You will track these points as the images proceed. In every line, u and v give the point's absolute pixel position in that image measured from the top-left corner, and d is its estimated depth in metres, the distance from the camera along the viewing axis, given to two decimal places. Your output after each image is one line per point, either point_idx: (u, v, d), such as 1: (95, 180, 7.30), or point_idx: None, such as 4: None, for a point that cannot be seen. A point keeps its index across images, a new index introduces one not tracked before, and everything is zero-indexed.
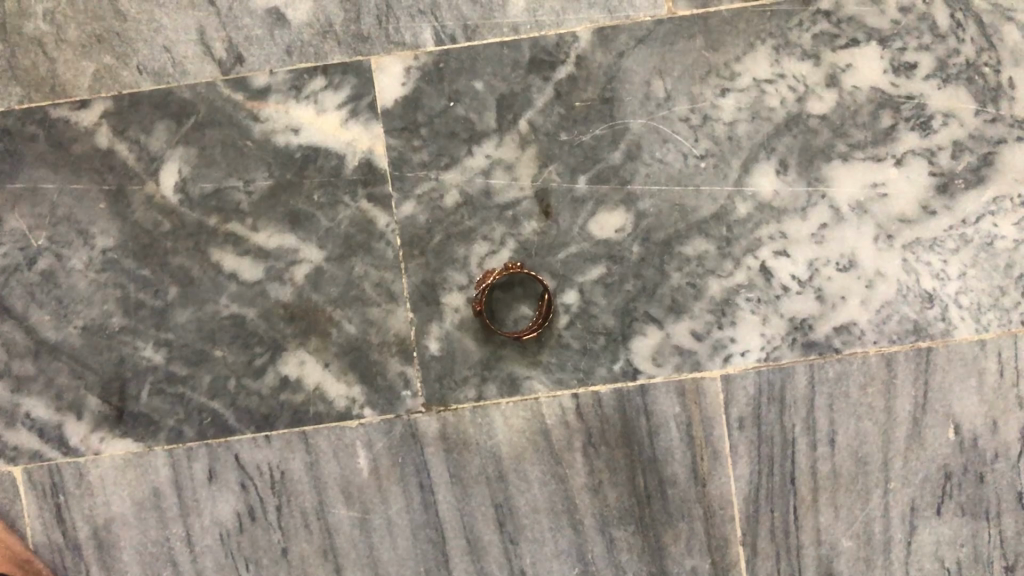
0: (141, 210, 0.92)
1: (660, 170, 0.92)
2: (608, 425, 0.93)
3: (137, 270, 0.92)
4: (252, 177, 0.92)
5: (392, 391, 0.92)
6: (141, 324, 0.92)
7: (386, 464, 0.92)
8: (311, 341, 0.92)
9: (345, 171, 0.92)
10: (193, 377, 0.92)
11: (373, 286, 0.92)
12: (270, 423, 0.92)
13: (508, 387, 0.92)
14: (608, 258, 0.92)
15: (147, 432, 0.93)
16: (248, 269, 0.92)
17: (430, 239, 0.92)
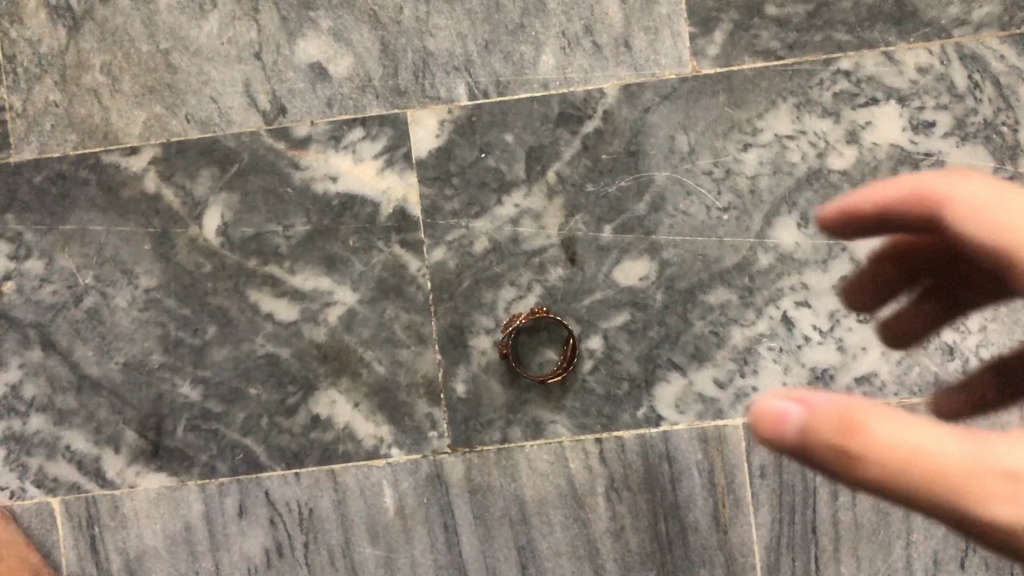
0: (184, 252, 0.96)
1: (683, 221, 0.94)
2: (630, 470, 0.94)
3: (178, 309, 0.96)
4: (291, 222, 0.96)
5: (419, 431, 0.94)
6: (180, 361, 0.96)
7: (412, 504, 0.94)
8: (342, 381, 0.95)
9: (379, 218, 0.95)
10: (228, 415, 0.95)
11: (403, 328, 0.95)
12: (300, 460, 0.95)
13: (533, 430, 0.94)
14: (632, 305, 0.94)
15: (181, 467, 0.95)
16: (284, 310, 0.95)
17: (460, 284, 0.95)
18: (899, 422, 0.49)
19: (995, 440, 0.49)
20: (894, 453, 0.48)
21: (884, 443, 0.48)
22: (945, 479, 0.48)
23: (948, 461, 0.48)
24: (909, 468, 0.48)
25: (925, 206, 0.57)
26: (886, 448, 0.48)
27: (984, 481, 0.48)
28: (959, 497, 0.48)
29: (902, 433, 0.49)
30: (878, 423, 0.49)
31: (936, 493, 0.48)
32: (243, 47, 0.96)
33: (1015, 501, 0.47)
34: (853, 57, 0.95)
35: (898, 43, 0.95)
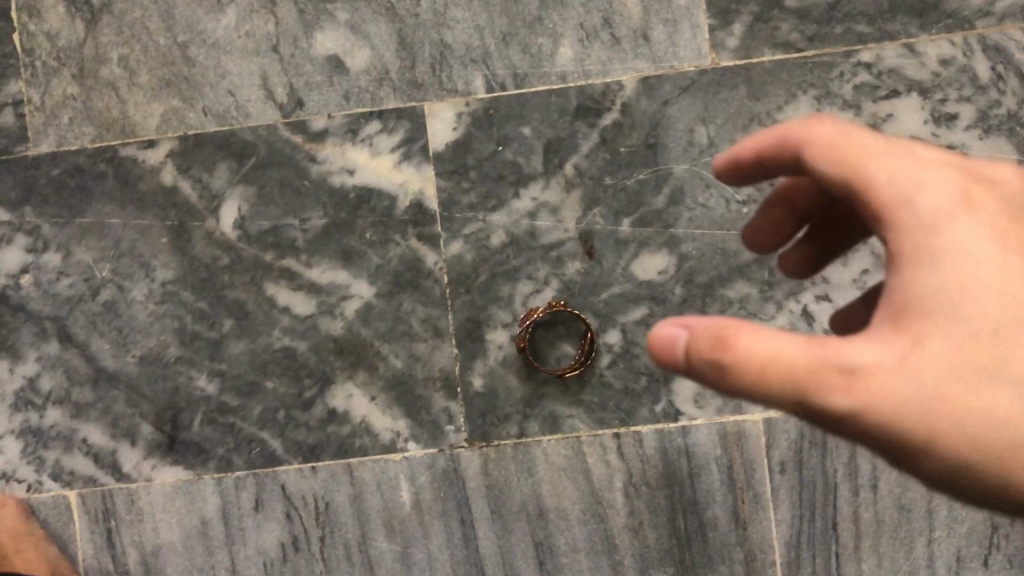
0: (201, 245, 0.96)
1: (702, 215, 0.94)
2: (648, 466, 0.93)
3: (195, 303, 0.96)
4: (307, 215, 0.96)
5: (435, 426, 0.94)
6: (196, 354, 0.96)
7: (428, 499, 0.94)
8: (359, 375, 0.95)
9: (396, 211, 0.95)
10: (244, 408, 0.95)
11: (420, 322, 0.94)
12: (317, 454, 0.95)
13: (550, 425, 0.94)
14: (651, 299, 0.94)
15: (198, 460, 0.95)
16: (301, 303, 0.95)
17: (477, 278, 0.94)
18: (764, 333, 0.51)
19: (840, 341, 0.51)
20: (761, 359, 0.50)
21: (751, 350, 0.50)
22: (796, 379, 0.50)
23: (809, 362, 0.50)
24: (776, 373, 0.50)
25: (788, 148, 0.57)
26: (753, 355, 0.50)
27: (847, 376, 0.51)
28: (808, 394, 0.50)
29: (766, 343, 0.51)
30: (747, 335, 0.51)
31: (800, 394, 0.50)
32: (260, 40, 0.96)
33: (857, 391, 0.50)
34: (874, 49, 0.94)
35: (920, 34, 0.94)
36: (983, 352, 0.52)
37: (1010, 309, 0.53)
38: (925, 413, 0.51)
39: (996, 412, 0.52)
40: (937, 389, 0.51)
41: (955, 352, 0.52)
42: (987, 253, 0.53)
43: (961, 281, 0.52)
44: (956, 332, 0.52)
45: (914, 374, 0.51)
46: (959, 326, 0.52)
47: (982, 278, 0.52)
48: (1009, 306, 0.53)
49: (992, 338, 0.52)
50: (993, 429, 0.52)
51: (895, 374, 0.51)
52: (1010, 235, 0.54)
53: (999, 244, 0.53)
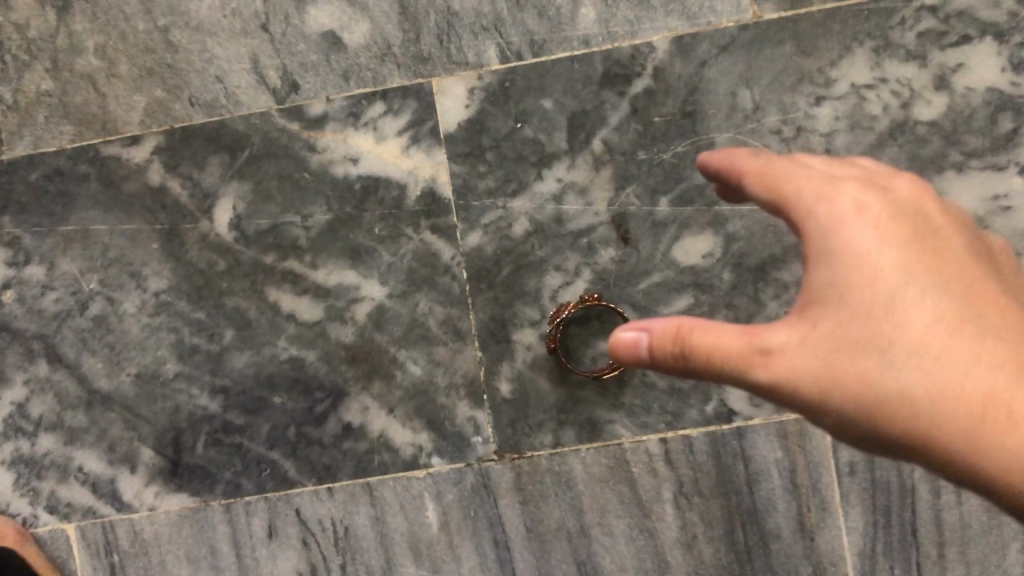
0: (195, 250, 0.87)
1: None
2: (700, 474, 0.83)
3: (192, 313, 0.87)
4: (309, 211, 0.86)
5: (461, 438, 0.85)
6: (196, 369, 0.87)
7: (457, 519, 0.85)
8: (374, 385, 0.85)
9: (407, 202, 0.86)
10: (251, 427, 0.86)
11: (439, 324, 0.85)
12: (332, 474, 0.86)
13: (589, 432, 0.84)
14: (695, 287, 0.83)
15: (204, 486, 0.87)
16: (306, 309, 0.86)
17: (499, 272, 0.85)
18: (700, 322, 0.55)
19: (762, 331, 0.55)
20: (701, 345, 0.54)
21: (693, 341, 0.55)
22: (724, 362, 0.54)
23: (732, 346, 0.54)
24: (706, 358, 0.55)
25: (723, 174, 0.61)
26: (694, 345, 0.55)
27: (758, 356, 0.54)
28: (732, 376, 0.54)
29: (705, 333, 0.55)
30: (693, 330, 0.55)
31: (725, 374, 0.54)
32: (247, 19, 0.87)
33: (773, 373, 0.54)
34: None
35: None
36: (879, 326, 0.53)
37: (903, 288, 0.54)
38: (824, 384, 0.53)
39: (891, 380, 0.53)
40: (835, 362, 0.53)
41: (852, 328, 0.53)
42: (882, 241, 0.55)
43: (856, 266, 0.54)
44: (854, 311, 0.54)
45: (815, 350, 0.54)
46: (855, 305, 0.54)
47: (877, 263, 0.54)
48: (903, 285, 0.54)
49: (888, 313, 0.53)
50: (886, 396, 0.53)
51: (797, 351, 0.54)
52: (907, 227, 0.56)
53: (895, 235, 0.55)
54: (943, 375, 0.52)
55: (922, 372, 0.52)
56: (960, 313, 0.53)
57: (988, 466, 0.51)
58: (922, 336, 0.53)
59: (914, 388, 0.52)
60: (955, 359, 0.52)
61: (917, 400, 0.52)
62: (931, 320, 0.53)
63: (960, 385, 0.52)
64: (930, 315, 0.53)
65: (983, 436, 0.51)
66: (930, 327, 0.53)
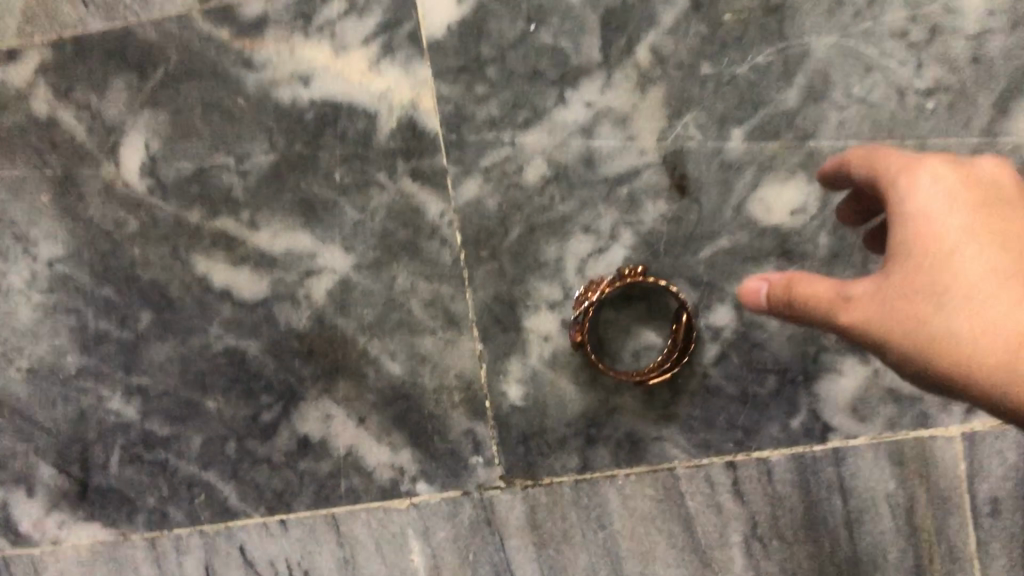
0: (97, 204, 0.65)
1: (856, 117, 0.59)
2: (781, 510, 0.61)
3: (97, 290, 0.65)
4: (246, 151, 0.64)
5: (456, 458, 0.63)
6: (105, 364, 0.65)
7: (451, 564, 0.63)
8: (339, 386, 0.64)
9: (377, 138, 0.62)
10: (178, 439, 0.65)
11: (424, 306, 0.62)
12: (287, 503, 0.65)
13: (629, 454, 0.62)
14: (780, 255, 0.60)
15: (121, 514, 0.66)
16: (246, 284, 0.64)
17: (506, 236, 0.62)
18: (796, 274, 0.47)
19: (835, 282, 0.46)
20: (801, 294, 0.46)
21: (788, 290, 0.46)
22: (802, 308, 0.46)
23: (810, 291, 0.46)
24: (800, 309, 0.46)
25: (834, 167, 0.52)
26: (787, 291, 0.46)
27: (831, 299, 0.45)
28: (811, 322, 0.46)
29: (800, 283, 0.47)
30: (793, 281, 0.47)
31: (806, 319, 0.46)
32: None
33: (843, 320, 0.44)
34: None
35: None
36: (941, 273, 0.42)
37: (970, 240, 0.43)
38: (889, 332, 0.43)
39: (948, 328, 0.42)
40: (897, 310, 0.43)
41: (915, 276, 0.43)
42: (956, 194, 0.44)
43: (922, 215, 0.44)
44: (918, 260, 0.43)
45: (885, 296, 0.44)
46: (919, 255, 0.43)
47: (947, 214, 0.43)
48: (969, 236, 0.43)
49: (952, 260, 0.42)
50: (943, 346, 0.42)
51: (871, 298, 0.44)
52: (989, 186, 0.45)
53: (975, 192, 0.44)
54: (1007, 326, 0.40)
55: (983, 323, 0.41)
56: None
57: None
58: (987, 286, 0.41)
59: (974, 339, 0.41)
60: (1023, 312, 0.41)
61: (977, 350, 0.41)
62: (996, 271, 0.42)
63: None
64: (995, 265, 0.42)
65: None
66: (997, 278, 0.42)
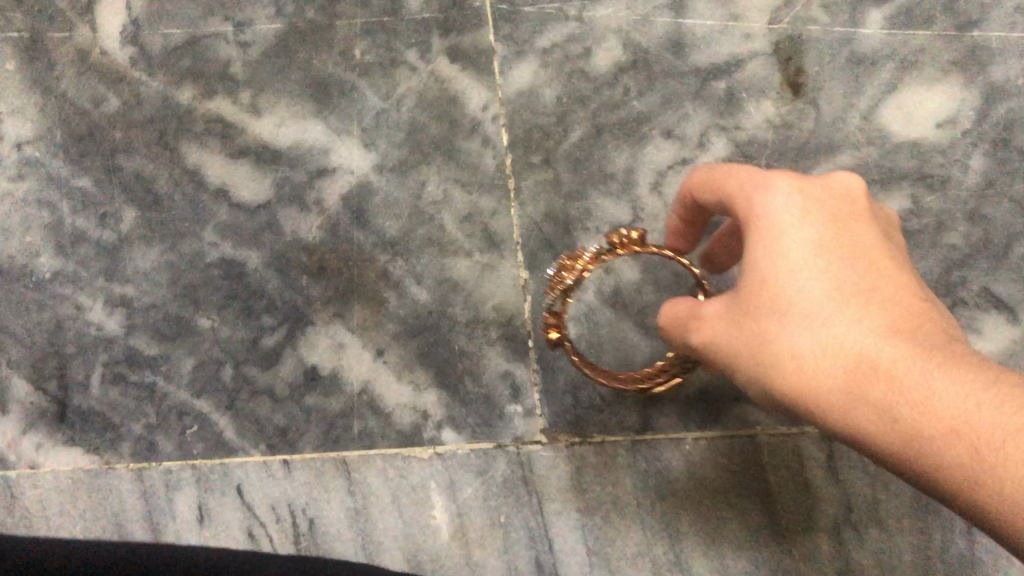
0: (73, 76, 0.55)
1: (997, 18, 0.52)
2: (885, 494, 0.50)
3: (72, 180, 0.55)
4: (248, 19, 0.55)
5: (491, 405, 0.52)
6: (83, 269, 0.55)
7: (482, 529, 0.52)
8: (355, 311, 0.53)
9: (408, 7, 0.55)
10: (167, 361, 0.55)
11: (458, 221, 0.52)
12: (290, 443, 0.53)
13: (702, 414, 0.52)
14: (922, 175, 0.49)
15: (103, 443, 0.54)
16: (247, 182, 0.54)
17: (563, 139, 0.52)
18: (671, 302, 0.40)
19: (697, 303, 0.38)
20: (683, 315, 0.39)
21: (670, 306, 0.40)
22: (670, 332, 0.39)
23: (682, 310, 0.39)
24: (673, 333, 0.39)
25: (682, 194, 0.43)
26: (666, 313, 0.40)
27: (686, 319, 0.38)
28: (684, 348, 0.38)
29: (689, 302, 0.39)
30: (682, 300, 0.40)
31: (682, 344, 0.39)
32: None
33: (703, 340, 0.37)
34: None
35: None
36: (777, 289, 0.34)
37: (815, 256, 0.34)
38: (736, 354, 0.35)
39: (787, 350, 0.33)
40: (743, 330, 0.35)
41: (752, 293, 0.35)
42: (810, 204, 0.36)
43: (765, 226, 0.35)
44: (756, 276, 0.35)
45: (733, 313, 0.35)
46: (756, 273, 0.35)
47: (796, 229, 0.35)
48: (814, 249, 0.34)
49: (790, 276, 0.34)
50: (781, 370, 0.33)
51: (721, 315, 0.36)
52: (844, 199, 0.36)
53: (831, 206, 0.36)
54: (848, 348, 0.32)
55: (821, 343, 0.32)
56: (884, 289, 0.33)
57: (891, 447, 0.30)
58: (830, 306, 0.33)
59: (810, 364, 0.32)
60: (862, 333, 0.32)
61: (814, 377, 0.32)
62: (841, 290, 0.33)
63: (865, 361, 0.31)
64: (842, 285, 0.33)
65: (867, 397, 0.31)
66: (840, 297, 0.33)
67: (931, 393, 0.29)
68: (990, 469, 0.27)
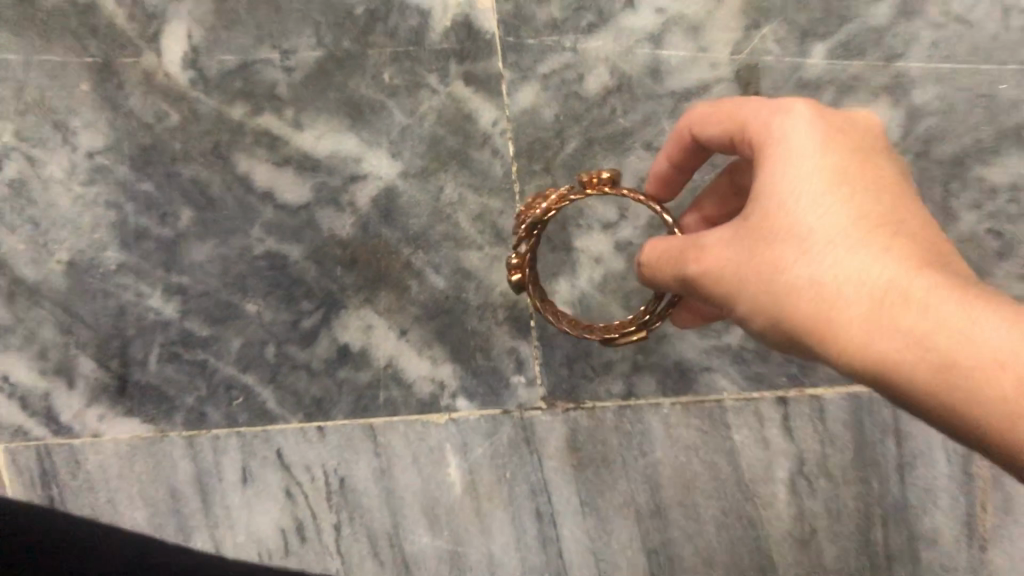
0: (137, 94, 0.63)
1: (919, 52, 0.60)
2: (832, 450, 0.59)
3: (137, 184, 0.63)
4: (292, 47, 0.62)
5: (498, 376, 0.61)
6: (145, 261, 0.64)
7: (489, 482, 0.61)
8: (382, 298, 0.62)
9: (429, 38, 0.62)
10: (217, 341, 0.64)
11: (472, 219, 0.61)
12: (324, 411, 0.63)
13: (676, 382, 0.61)
14: None
15: (159, 413, 0.64)
16: (290, 186, 0.62)
17: (561, 149, 0.61)
18: (661, 240, 0.48)
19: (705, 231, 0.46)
20: (677, 244, 0.47)
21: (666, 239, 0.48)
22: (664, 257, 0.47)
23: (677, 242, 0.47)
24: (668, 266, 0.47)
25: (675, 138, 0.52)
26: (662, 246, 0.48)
27: (685, 251, 0.46)
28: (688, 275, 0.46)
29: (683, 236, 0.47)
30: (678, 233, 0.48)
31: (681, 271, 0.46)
32: None
33: (711, 266, 0.45)
34: None
35: None
36: (799, 222, 0.42)
37: (833, 192, 0.43)
38: (750, 277, 0.43)
39: (811, 275, 0.42)
40: (761, 255, 0.43)
41: (769, 222, 0.43)
42: (826, 143, 0.44)
43: (784, 160, 0.44)
44: (777, 209, 0.43)
45: (747, 239, 0.44)
46: (779, 208, 0.43)
47: (814, 167, 0.43)
48: (833, 187, 0.43)
49: (810, 210, 0.42)
50: (802, 292, 0.42)
51: (733, 240, 0.44)
52: (849, 132, 0.45)
53: (842, 140, 0.45)
54: (871, 278, 0.41)
55: (846, 272, 0.41)
56: (890, 222, 0.42)
57: (906, 364, 0.39)
58: (849, 236, 0.42)
59: (834, 288, 0.41)
60: (884, 266, 0.41)
61: (840, 301, 0.41)
62: (857, 221, 0.42)
63: (889, 291, 0.40)
64: (855, 217, 0.42)
65: (889, 319, 0.40)
66: (856, 228, 0.42)
67: (969, 331, 0.38)
68: (1006, 392, 0.37)
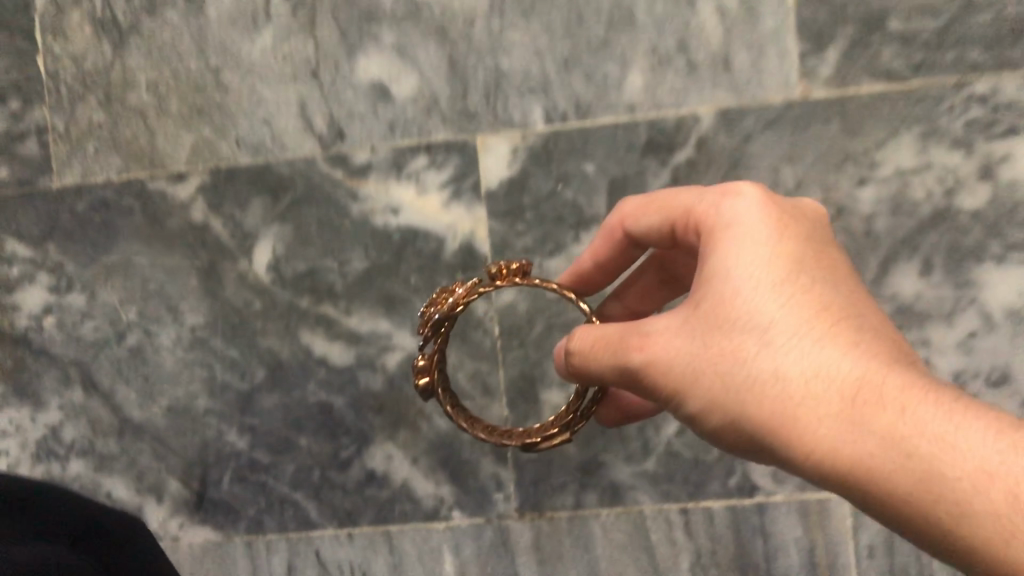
0: (233, 288, 0.88)
1: None
2: (719, 547, 0.84)
3: (226, 351, 0.88)
4: (348, 259, 0.87)
5: (483, 493, 0.85)
6: (227, 406, 0.88)
7: (474, 571, 0.86)
8: (401, 435, 0.86)
9: (444, 256, 0.86)
10: (276, 466, 0.88)
11: (468, 379, 0.87)
12: (354, 520, 0.87)
13: (611, 497, 0.84)
14: None
15: (227, 522, 0.89)
16: (339, 354, 0.87)
17: (530, 330, 0.86)
18: (595, 332, 0.60)
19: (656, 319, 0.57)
20: (616, 333, 0.59)
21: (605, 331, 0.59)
22: (608, 343, 0.59)
23: (616, 329, 0.59)
24: (612, 352, 0.58)
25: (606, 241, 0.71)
26: (602, 333, 0.59)
27: (630, 340, 0.57)
28: (643, 363, 0.56)
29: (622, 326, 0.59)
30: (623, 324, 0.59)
31: (629, 362, 0.56)
32: (298, 64, 0.87)
33: (661, 353, 0.55)
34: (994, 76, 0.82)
35: None
36: (754, 314, 0.53)
37: (785, 286, 0.54)
38: (703, 363, 0.54)
39: (770, 368, 0.52)
40: (718, 345, 0.53)
41: (717, 313, 0.54)
42: (772, 233, 0.57)
43: (734, 250, 0.56)
44: (731, 301, 0.54)
45: (698, 325, 0.55)
46: (736, 301, 0.54)
47: (766, 262, 0.55)
48: (784, 279, 0.55)
49: (763, 301, 0.54)
50: (764, 382, 0.52)
51: (693, 323, 0.55)
52: (789, 221, 0.58)
53: (784, 228, 0.57)
54: (837, 379, 0.51)
55: (815, 369, 0.51)
56: (839, 314, 0.54)
57: (873, 457, 0.49)
58: (807, 331, 0.52)
59: (794, 382, 0.51)
60: (849, 365, 0.51)
61: (810, 397, 0.51)
62: (815, 316, 0.53)
63: (857, 389, 0.50)
64: (811, 312, 0.53)
65: (857, 416, 0.50)
66: (810, 322, 0.53)
67: (956, 442, 0.48)
68: (972, 489, 0.47)
